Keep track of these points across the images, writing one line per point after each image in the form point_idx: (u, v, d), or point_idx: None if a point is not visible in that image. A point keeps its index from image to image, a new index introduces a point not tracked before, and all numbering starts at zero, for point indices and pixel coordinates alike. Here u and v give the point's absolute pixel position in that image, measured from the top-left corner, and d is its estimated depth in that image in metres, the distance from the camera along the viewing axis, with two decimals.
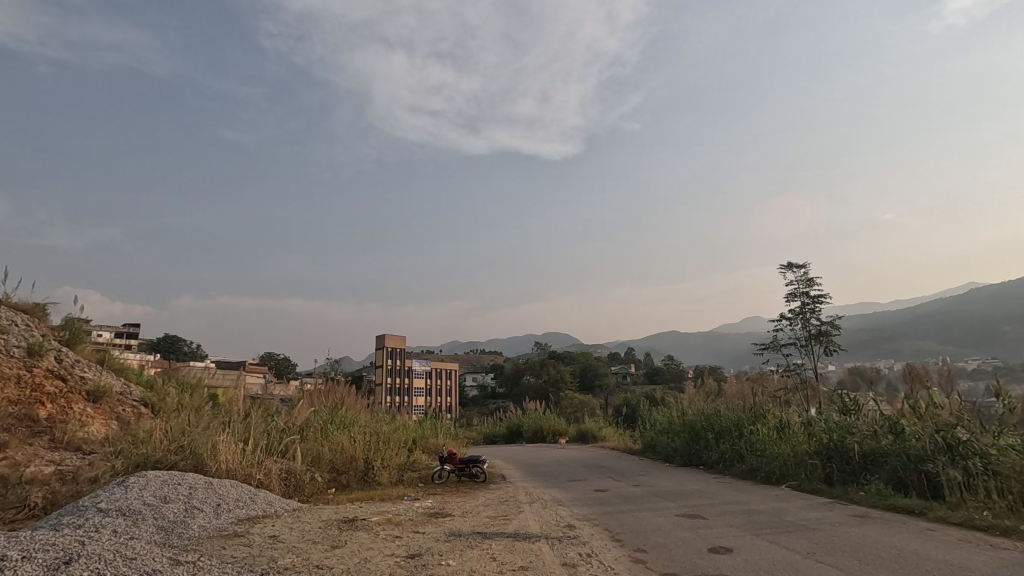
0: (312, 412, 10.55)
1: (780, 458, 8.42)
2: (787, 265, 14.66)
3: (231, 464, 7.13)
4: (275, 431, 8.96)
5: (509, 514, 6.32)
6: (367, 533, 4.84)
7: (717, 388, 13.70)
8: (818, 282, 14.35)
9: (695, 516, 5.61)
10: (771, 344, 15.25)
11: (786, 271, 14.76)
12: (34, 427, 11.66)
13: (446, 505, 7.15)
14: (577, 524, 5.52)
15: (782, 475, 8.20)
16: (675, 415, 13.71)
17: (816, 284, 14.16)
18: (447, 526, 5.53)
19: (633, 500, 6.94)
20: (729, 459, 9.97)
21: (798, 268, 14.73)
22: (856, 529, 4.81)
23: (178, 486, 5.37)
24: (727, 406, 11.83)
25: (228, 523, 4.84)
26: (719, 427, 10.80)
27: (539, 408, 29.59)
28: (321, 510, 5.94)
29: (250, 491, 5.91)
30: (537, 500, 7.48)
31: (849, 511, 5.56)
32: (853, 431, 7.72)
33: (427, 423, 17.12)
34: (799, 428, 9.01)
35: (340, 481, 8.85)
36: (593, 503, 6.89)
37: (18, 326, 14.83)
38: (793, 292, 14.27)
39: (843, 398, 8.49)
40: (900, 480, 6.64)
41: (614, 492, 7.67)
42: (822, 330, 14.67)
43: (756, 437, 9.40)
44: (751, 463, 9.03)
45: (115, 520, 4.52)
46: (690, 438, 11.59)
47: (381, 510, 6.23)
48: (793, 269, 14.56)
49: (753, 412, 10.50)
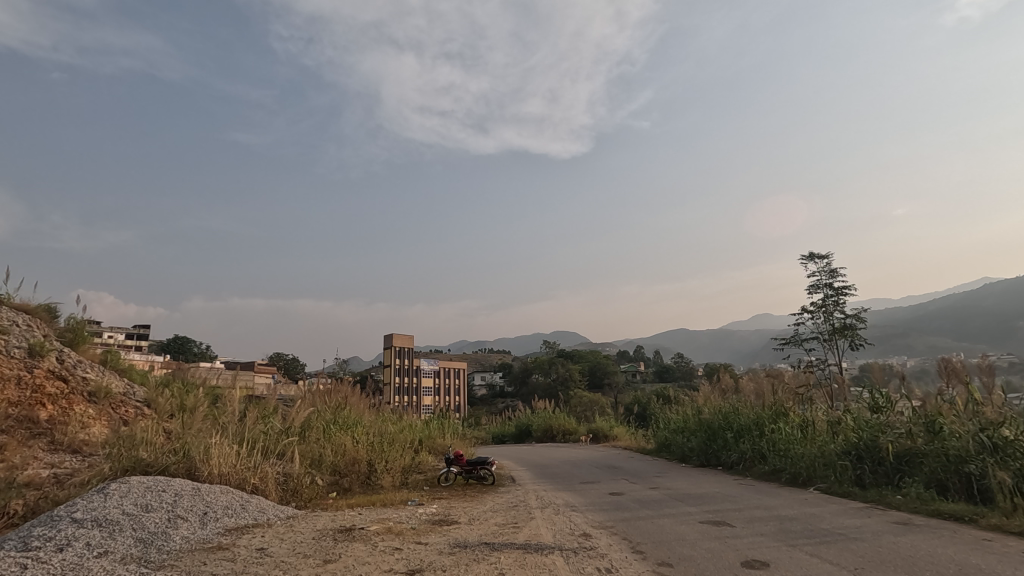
0: (313, 413, 10.20)
1: (806, 458, 7.95)
2: (809, 255, 14.20)
3: (224, 468, 6.72)
4: (274, 432, 8.58)
5: (520, 521, 5.91)
6: (364, 544, 4.45)
7: (733, 385, 13.23)
8: (841, 274, 13.89)
9: (722, 523, 5.16)
10: (792, 338, 14.80)
11: (808, 262, 14.32)
12: (34, 429, 11.39)
13: (453, 511, 6.73)
14: (593, 533, 5.09)
15: (809, 477, 7.73)
16: (690, 413, 13.25)
17: (840, 276, 13.71)
18: (453, 535, 5.12)
19: (651, 504, 6.48)
20: (750, 460, 9.48)
21: (821, 260, 14.30)
22: (904, 540, 4.35)
23: (163, 493, 4.97)
24: (746, 403, 11.33)
25: (214, 534, 4.45)
26: (739, 426, 10.34)
27: (549, 406, 29.16)
28: (318, 517, 5.55)
29: (241, 497, 5.52)
30: (550, 504, 7.05)
31: (890, 518, 5.09)
32: (886, 430, 7.23)
33: (435, 423, 16.76)
34: (827, 427, 8.51)
35: (341, 485, 8.43)
36: (607, 507, 6.45)
37: (19, 327, 14.58)
38: (816, 284, 13.84)
39: (873, 395, 8.00)
40: (940, 484, 6.15)
41: (631, 496, 7.23)
42: (847, 324, 14.22)
43: (779, 436, 8.95)
44: (774, 464, 8.56)
45: (89, 532, 4.13)
46: (707, 438, 11.14)
47: (382, 517, 5.80)
48: (815, 261, 14.13)
49: (774, 410, 10.03)
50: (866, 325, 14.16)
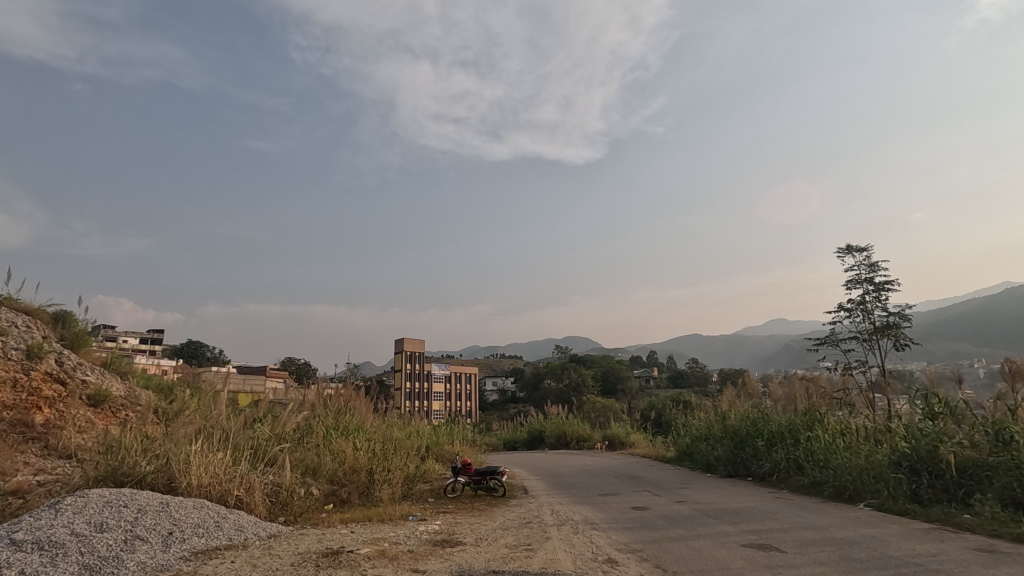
0: (311, 419, 9.57)
1: (851, 471, 7.15)
2: (846, 249, 13.55)
3: (205, 479, 6.09)
4: (268, 437, 7.96)
5: (534, 543, 5.22)
6: (350, 572, 3.78)
7: (760, 390, 12.40)
8: (882, 268, 13.21)
9: (768, 548, 4.45)
10: (827, 338, 14.09)
11: (847, 255, 13.67)
12: (27, 433, 10.90)
13: (457, 528, 6.08)
14: (620, 559, 4.38)
15: (855, 492, 6.92)
16: (714, 419, 12.45)
17: (879, 270, 13.06)
18: (457, 560, 4.43)
19: (682, 522, 5.75)
20: (785, 470, 8.70)
21: (859, 252, 13.65)
22: (997, 572, 3.63)
23: (125, 508, 4.32)
24: (775, 409, 10.53)
25: (176, 559, 3.83)
26: (770, 433, 9.58)
27: (562, 412, 28.42)
28: (304, 536, 4.91)
29: (218, 513, 4.86)
30: (567, 520, 6.37)
31: (969, 544, 4.37)
32: (945, 438, 6.46)
33: (443, 430, 16.11)
34: (872, 434, 7.73)
35: (339, 495, 7.78)
36: (632, 525, 5.73)
37: (18, 328, 14.14)
38: (855, 279, 13.22)
39: (927, 399, 7.21)
40: (1016, 501, 5.38)
41: (656, 511, 6.52)
42: (889, 322, 13.48)
43: (817, 445, 8.19)
44: (814, 476, 7.76)
45: (26, 557, 3.51)
46: (735, 446, 10.38)
47: (377, 537, 5.12)
48: (852, 253, 13.49)
49: (809, 415, 9.25)
50: (908, 324, 13.38)
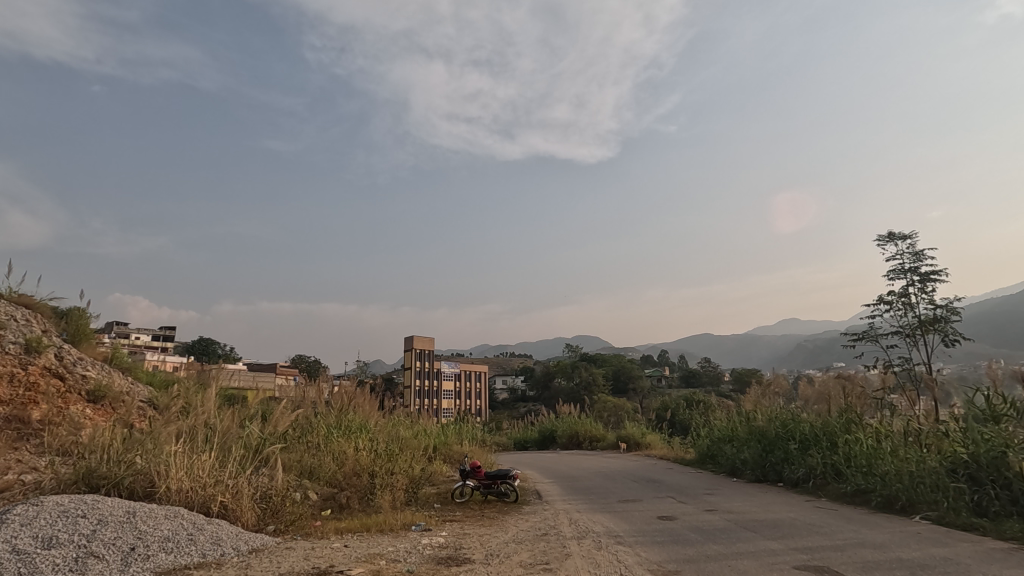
0: (311, 421, 9.00)
1: (902, 480, 6.48)
2: (891, 237, 13.09)
3: (186, 484, 5.56)
4: (263, 436, 7.41)
5: (553, 561, 4.56)
6: None
7: (786, 390, 11.66)
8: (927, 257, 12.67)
9: (825, 571, 3.84)
10: (867, 333, 13.48)
11: (891, 243, 13.21)
12: (22, 430, 10.46)
13: (465, 542, 5.48)
14: None
15: (908, 503, 6.25)
16: (738, 420, 11.74)
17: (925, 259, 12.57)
18: None
19: (717, 536, 5.11)
20: (822, 476, 8.02)
21: (903, 241, 13.19)
22: None
23: (82, 520, 3.83)
24: (807, 410, 9.86)
25: None
26: (803, 436, 8.92)
27: (574, 411, 27.73)
28: (290, 551, 4.36)
29: (194, 524, 4.32)
30: (587, 533, 5.76)
31: None
32: (1013, 442, 5.79)
33: (452, 429, 15.51)
34: (921, 439, 7.05)
35: (337, 500, 7.23)
36: (663, 540, 5.10)
37: (17, 322, 13.70)
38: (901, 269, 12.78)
39: (988, 400, 6.53)
40: None
41: (685, 522, 5.90)
42: (936, 317, 12.74)
43: (858, 449, 7.52)
44: (857, 483, 7.09)
45: None
46: (764, 449, 9.71)
47: (374, 553, 4.52)
48: (897, 242, 13.06)
49: (846, 416, 8.56)
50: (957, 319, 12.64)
